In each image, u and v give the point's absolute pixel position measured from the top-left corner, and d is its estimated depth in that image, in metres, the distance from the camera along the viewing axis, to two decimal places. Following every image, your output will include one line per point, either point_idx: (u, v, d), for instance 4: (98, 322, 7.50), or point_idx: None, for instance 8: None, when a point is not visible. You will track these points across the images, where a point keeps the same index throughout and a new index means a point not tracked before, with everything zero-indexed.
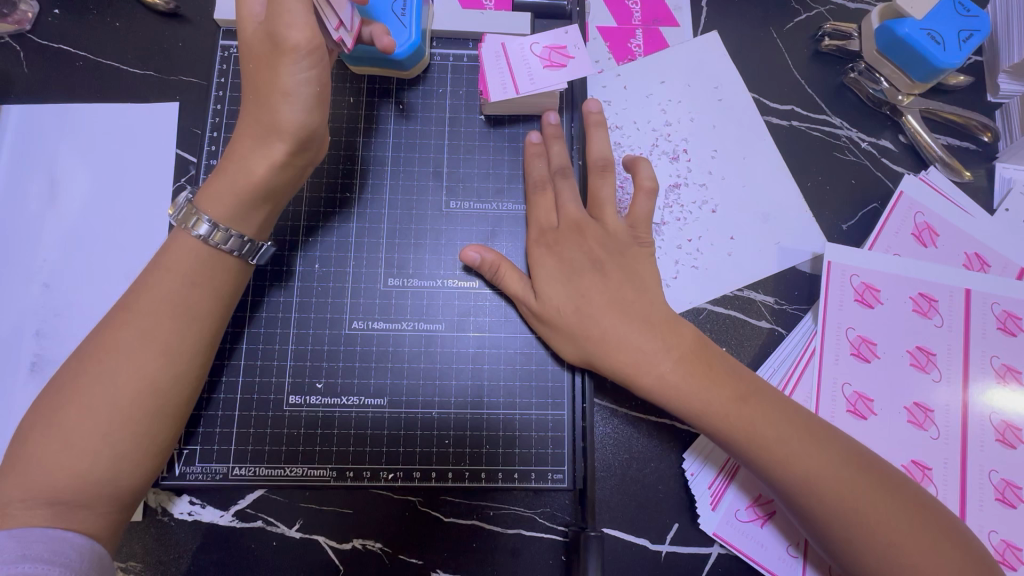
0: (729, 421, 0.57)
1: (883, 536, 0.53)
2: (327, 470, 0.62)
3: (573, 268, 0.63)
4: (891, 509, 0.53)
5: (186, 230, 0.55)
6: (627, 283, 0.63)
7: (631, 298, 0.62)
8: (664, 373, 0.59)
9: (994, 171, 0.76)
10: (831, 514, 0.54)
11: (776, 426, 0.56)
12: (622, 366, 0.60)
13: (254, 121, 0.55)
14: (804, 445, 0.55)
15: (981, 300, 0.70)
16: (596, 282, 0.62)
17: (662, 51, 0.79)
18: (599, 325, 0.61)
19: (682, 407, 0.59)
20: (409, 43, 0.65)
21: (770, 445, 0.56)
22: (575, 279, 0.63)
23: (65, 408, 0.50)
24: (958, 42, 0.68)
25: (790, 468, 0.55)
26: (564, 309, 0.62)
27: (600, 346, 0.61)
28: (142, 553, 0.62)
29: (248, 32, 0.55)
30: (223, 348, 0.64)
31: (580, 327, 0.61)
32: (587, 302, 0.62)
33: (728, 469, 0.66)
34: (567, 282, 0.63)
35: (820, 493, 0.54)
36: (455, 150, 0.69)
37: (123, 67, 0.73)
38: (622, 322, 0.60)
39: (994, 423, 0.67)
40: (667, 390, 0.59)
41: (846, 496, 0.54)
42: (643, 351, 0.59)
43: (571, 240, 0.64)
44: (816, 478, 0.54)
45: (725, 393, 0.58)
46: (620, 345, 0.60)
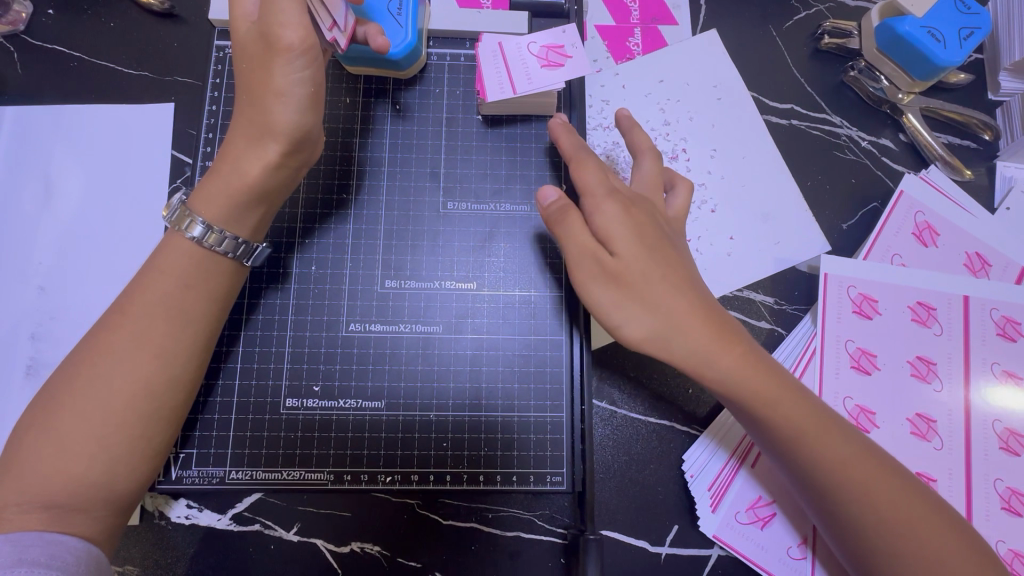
0: (795, 417, 0.54)
1: (932, 549, 0.50)
2: (324, 473, 0.62)
3: (650, 232, 0.55)
4: (939, 525, 0.52)
5: (180, 231, 0.55)
6: (693, 266, 0.58)
7: (700, 282, 0.57)
8: (733, 362, 0.54)
9: (995, 170, 0.75)
10: (879, 526, 0.51)
11: (832, 427, 0.54)
12: (699, 348, 0.54)
13: (247, 122, 0.55)
14: (858, 450, 0.53)
15: (980, 307, 0.70)
16: (673, 255, 0.56)
17: (661, 50, 0.78)
18: (678, 299, 0.54)
19: (748, 397, 0.54)
20: (405, 43, 0.64)
21: (829, 444, 0.53)
22: (654, 246, 0.55)
23: (60, 412, 0.49)
24: (958, 40, 0.68)
25: (843, 472, 0.52)
26: (649, 274, 0.54)
27: (670, 325, 0.54)
28: (139, 557, 0.62)
29: (242, 32, 0.55)
30: (219, 351, 0.63)
31: (653, 299, 0.54)
32: (664, 274, 0.54)
33: (735, 460, 0.66)
34: (647, 249, 0.55)
35: (872, 501, 0.52)
36: (452, 151, 0.69)
37: (117, 68, 0.73)
38: (695, 302, 0.55)
39: (997, 430, 0.67)
40: (736, 377, 0.54)
41: (897, 507, 0.52)
42: (715, 336, 0.54)
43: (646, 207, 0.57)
44: (868, 484, 0.52)
45: (787, 388, 0.55)
46: (693, 325, 0.54)
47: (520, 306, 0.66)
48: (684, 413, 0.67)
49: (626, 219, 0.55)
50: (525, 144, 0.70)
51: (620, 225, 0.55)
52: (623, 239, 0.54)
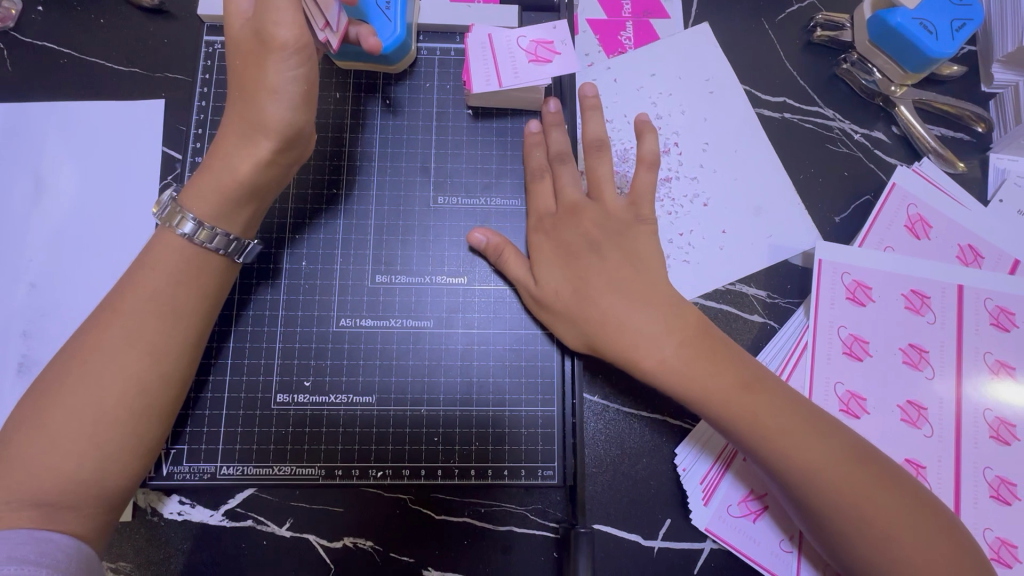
0: (737, 409, 0.56)
1: (880, 530, 0.52)
2: (315, 468, 0.62)
3: (574, 249, 0.63)
4: (890, 504, 0.53)
5: (171, 228, 0.55)
6: (629, 268, 0.62)
7: (634, 283, 0.61)
8: (668, 359, 0.58)
9: (988, 162, 0.75)
10: (830, 509, 0.53)
11: (778, 416, 0.56)
12: (623, 350, 0.59)
13: (240, 119, 0.55)
14: (804, 437, 0.55)
15: (973, 296, 0.70)
16: (596, 266, 0.62)
17: (652, 43, 0.78)
18: (605, 307, 0.60)
19: (686, 393, 0.58)
20: (394, 37, 0.64)
21: (773, 435, 0.55)
22: (577, 260, 0.63)
23: (50, 410, 0.49)
24: (950, 32, 0.68)
25: (790, 460, 0.54)
26: (563, 292, 0.62)
27: (603, 331, 0.60)
28: (132, 553, 0.62)
29: (237, 29, 0.55)
30: (210, 347, 0.63)
31: (581, 310, 0.61)
32: (588, 285, 0.61)
33: (723, 459, 0.65)
34: (565, 265, 0.63)
35: (823, 485, 0.54)
36: (443, 146, 0.69)
37: (108, 65, 0.73)
38: (624, 306, 0.60)
39: (989, 420, 0.67)
40: (673, 375, 0.58)
41: (847, 491, 0.53)
42: (644, 337, 0.59)
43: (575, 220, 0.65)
44: (817, 471, 0.54)
45: (727, 379, 0.57)
46: (623, 329, 0.59)
47: (511, 300, 0.66)
48: (677, 406, 0.67)
49: (551, 241, 0.64)
50: (516, 138, 0.69)
51: (546, 248, 0.64)
52: (548, 260, 0.63)
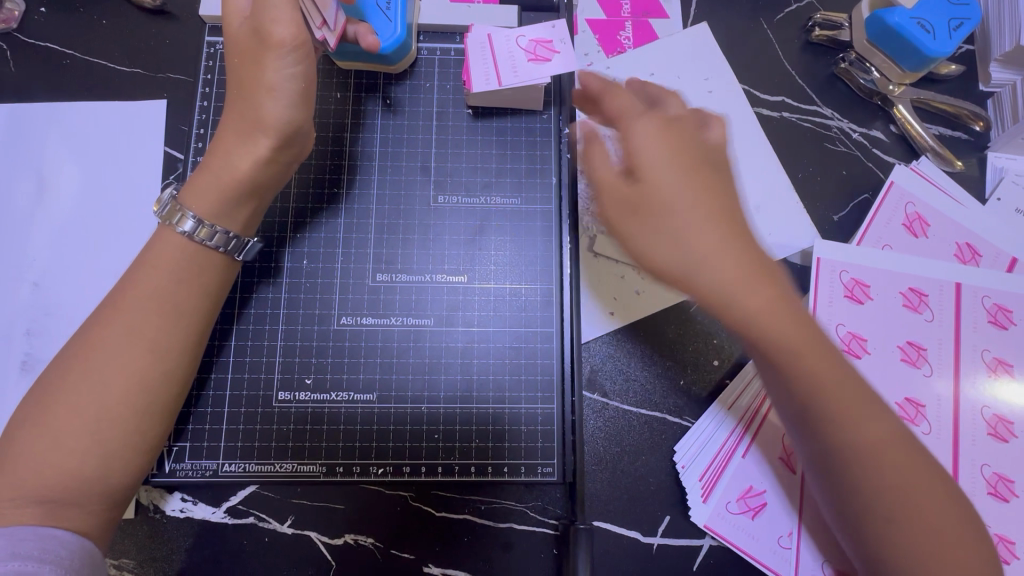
0: (821, 372, 0.48)
1: (930, 534, 0.48)
2: (316, 465, 0.62)
3: (668, 163, 0.50)
4: (945, 509, 0.49)
5: (171, 226, 0.55)
6: (727, 196, 0.51)
7: (731, 213, 0.50)
8: (763, 303, 0.48)
9: (986, 161, 0.75)
10: (885, 505, 0.48)
11: (853, 391, 0.49)
12: (719, 283, 0.48)
13: (239, 117, 0.55)
14: (874, 419, 0.49)
15: (971, 294, 0.70)
16: (696, 180, 0.50)
17: (651, 43, 0.78)
18: (699, 231, 0.49)
19: (777, 342, 0.48)
20: (394, 37, 0.64)
21: (846, 413, 0.49)
22: (676, 172, 0.50)
23: (53, 407, 0.50)
24: (947, 31, 0.68)
25: (860, 443, 0.49)
26: (667, 200, 0.49)
27: (689, 258, 0.48)
28: (135, 550, 0.62)
29: (235, 28, 0.55)
30: (212, 345, 0.64)
31: (662, 231, 0.49)
32: (682, 204, 0.49)
33: (745, 429, 0.66)
34: (675, 167, 0.50)
35: (885, 478, 0.48)
36: (443, 145, 0.69)
37: (110, 65, 0.73)
38: (721, 237, 0.49)
39: (987, 417, 0.67)
40: (769, 319, 0.48)
41: (908, 485, 0.49)
42: (745, 271, 0.48)
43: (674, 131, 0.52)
44: (882, 461, 0.49)
45: (817, 340, 0.49)
46: (719, 261, 0.48)
47: (511, 298, 0.66)
48: (675, 404, 0.68)
49: (650, 143, 0.51)
50: (516, 137, 0.70)
51: (642, 157, 0.50)
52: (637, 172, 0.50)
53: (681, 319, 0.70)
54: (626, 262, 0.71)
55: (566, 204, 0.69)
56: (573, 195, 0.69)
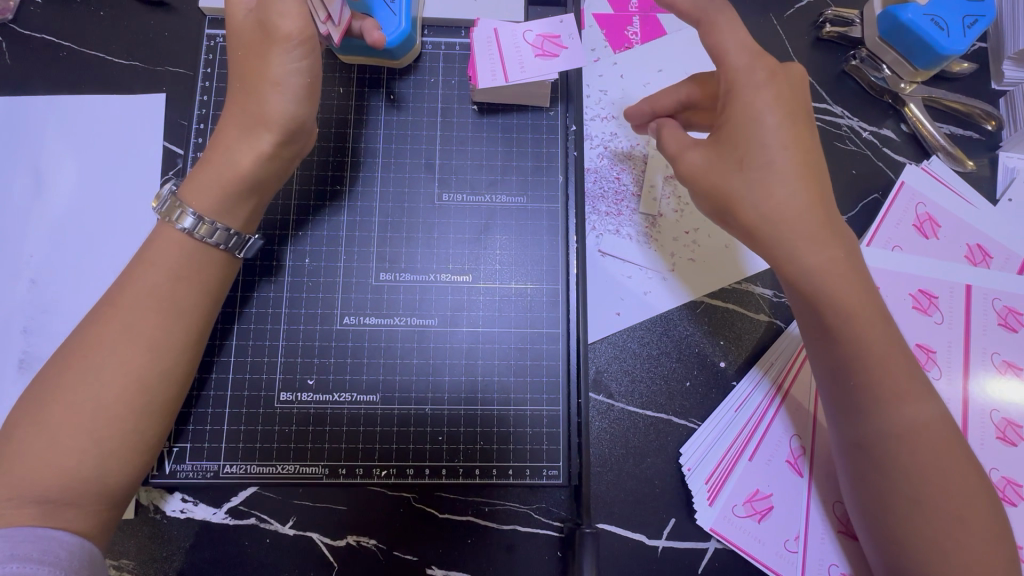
0: (871, 330, 0.52)
1: (948, 506, 0.51)
2: (319, 467, 0.61)
3: (771, 122, 0.52)
4: (968, 489, 0.51)
5: (170, 223, 0.54)
6: (820, 166, 0.54)
7: (821, 180, 0.53)
8: (825, 263, 0.52)
9: (997, 161, 0.74)
10: (907, 468, 0.51)
11: (899, 358, 0.53)
12: (788, 233, 0.52)
13: (241, 111, 0.54)
14: (918, 389, 0.52)
15: (982, 296, 0.69)
16: (792, 139, 0.53)
17: (660, 38, 0.77)
18: (782, 188, 0.52)
19: (832, 296, 0.52)
20: (399, 31, 0.63)
21: (887, 376, 0.52)
22: (781, 130, 0.52)
23: (50, 406, 0.49)
24: (962, 29, 0.67)
25: (895, 403, 0.52)
26: (752, 152, 0.52)
27: (763, 212, 0.52)
28: (135, 551, 0.62)
29: (238, 19, 0.54)
30: (213, 344, 0.63)
31: (741, 184, 0.53)
32: (775, 163, 0.52)
33: (766, 409, 0.67)
34: (773, 123, 0.52)
35: (915, 444, 0.51)
36: (447, 142, 0.68)
37: (108, 58, 0.72)
38: (804, 199, 0.52)
39: (996, 420, 0.66)
40: (828, 275, 0.52)
41: (935, 457, 0.51)
42: (817, 227, 0.52)
43: (789, 93, 0.53)
44: (913, 426, 0.52)
45: (875, 303, 0.53)
46: (794, 218, 0.52)
47: (515, 299, 0.65)
48: (681, 406, 0.67)
49: (760, 98, 0.52)
50: (522, 134, 0.69)
51: (747, 112, 0.52)
52: (733, 127, 0.53)
53: (688, 319, 0.69)
54: (634, 262, 0.70)
55: (572, 203, 0.67)
56: (579, 193, 0.67)
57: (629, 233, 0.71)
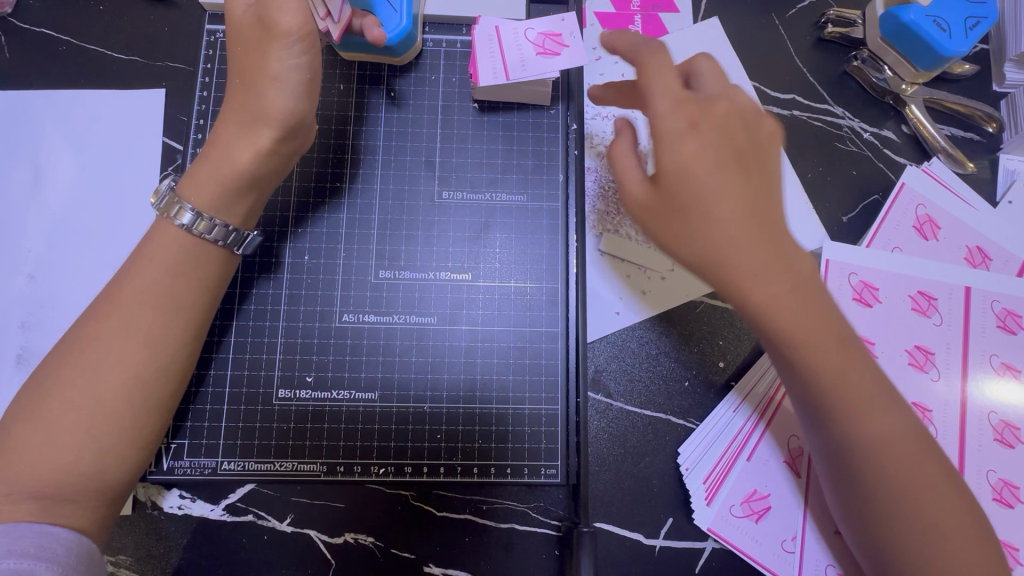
0: (835, 361, 0.49)
1: (925, 514, 0.50)
2: (317, 465, 0.61)
3: (704, 162, 0.47)
4: (944, 495, 0.51)
5: (169, 219, 0.54)
6: (763, 192, 0.49)
7: (767, 212, 0.48)
8: (784, 302, 0.47)
9: (998, 163, 0.74)
10: (885, 483, 0.50)
11: (867, 379, 0.50)
12: (739, 280, 0.47)
13: (240, 106, 0.54)
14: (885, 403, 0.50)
15: (981, 298, 0.69)
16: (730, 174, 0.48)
17: (661, 37, 0.77)
18: (726, 230, 0.47)
19: (792, 337, 0.48)
20: (399, 28, 0.62)
21: (854, 401, 0.49)
22: (715, 166, 0.48)
23: (48, 401, 0.49)
24: (964, 30, 0.67)
25: (863, 424, 0.50)
26: (691, 196, 0.47)
27: (711, 259, 0.47)
28: (132, 547, 0.62)
29: (238, 14, 0.54)
30: (211, 341, 0.63)
31: (684, 230, 0.48)
32: (717, 204, 0.47)
33: (758, 417, 0.66)
34: (707, 161, 0.47)
35: (886, 459, 0.50)
36: (448, 140, 0.68)
37: (107, 53, 0.72)
38: (751, 239, 0.47)
39: (993, 422, 0.66)
40: (787, 316, 0.47)
41: (909, 467, 0.50)
42: (769, 267, 0.47)
43: (715, 120, 0.49)
44: (884, 442, 0.50)
45: (835, 335, 0.49)
46: (743, 262, 0.47)
47: (515, 297, 0.65)
48: (680, 406, 0.67)
49: (692, 134, 0.48)
50: (522, 132, 0.68)
51: (679, 153, 0.47)
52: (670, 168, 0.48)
53: (686, 321, 0.69)
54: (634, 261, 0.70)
55: (572, 202, 0.67)
56: (579, 192, 0.67)
57: (628, 233, 0.71)
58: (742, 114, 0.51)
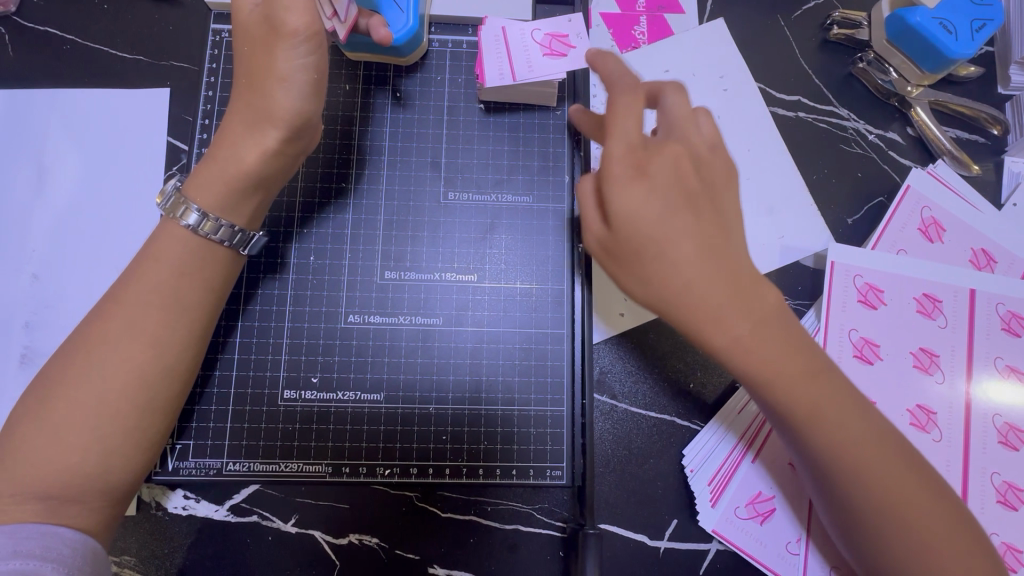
0: (801, 391, 0.48)
1: (918, 534, 0.49)
2: (323, 465, 0.61)
3: (653, 208, 0.47)
4: (935, 514, 0.49)
5: (175, 219, 0.53)
6: (716, 227, 0.48)
7: (722, 249, 0.48)
8: (743, 337, 0.47)
9: (1002, 166, 0.74)
10: (877, 506, 0.49)
11: (840, 403, 0.49)
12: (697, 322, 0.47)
13: (247, 106, 0.54)
14: (861, 426, 0.49)
15: (986, 301, 0.69)
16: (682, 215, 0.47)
17: (667, 38, 0.77)
18: (681, 274, 0.47)
19: (755, 370, 0.48)
20: (406, 28, 0.62)
21: (828, 427, 0.49)
22: (665, 211, 0.47)
23: (53, 402, 0.49)
24: (970, 32, 0.67)
25: (839, 449, 0.49)
26: (646, 244, 0.47)
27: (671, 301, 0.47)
28: (136, 547, 0.62)
29: (245, 13, 0.54)
30: (216, 342, 0.62)
31: (643, 275, 0.48)
32: (672, 248, 0.47)
33: (748, 439, 0.65)
34: (658, 206, 0.47)
35: (868, 482, 0.49)
36: (454, 141, 0.68)
37: (111, 52, 0.71)
38: (706, 279, 0.47)
39: (997, 425, 0.66)
40: (749, 347, 0.47)
41: (895, 488, 0.49)
42: (727, 305, 0.47)
43: (666, 162, 0.48)
44: (864, 464, 0.49)
45: (801, 365, 0.48)
46: (702, 302, 0.47)
47: (521, 299, 0.65)
48: (685, 407, 0.67)
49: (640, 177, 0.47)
50: (528, 133, 0.68)
51: (631, 200, 0.46)
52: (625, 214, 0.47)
53: None
54: None
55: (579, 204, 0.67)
56: None
57: None
58: (692, 150, 0.50)
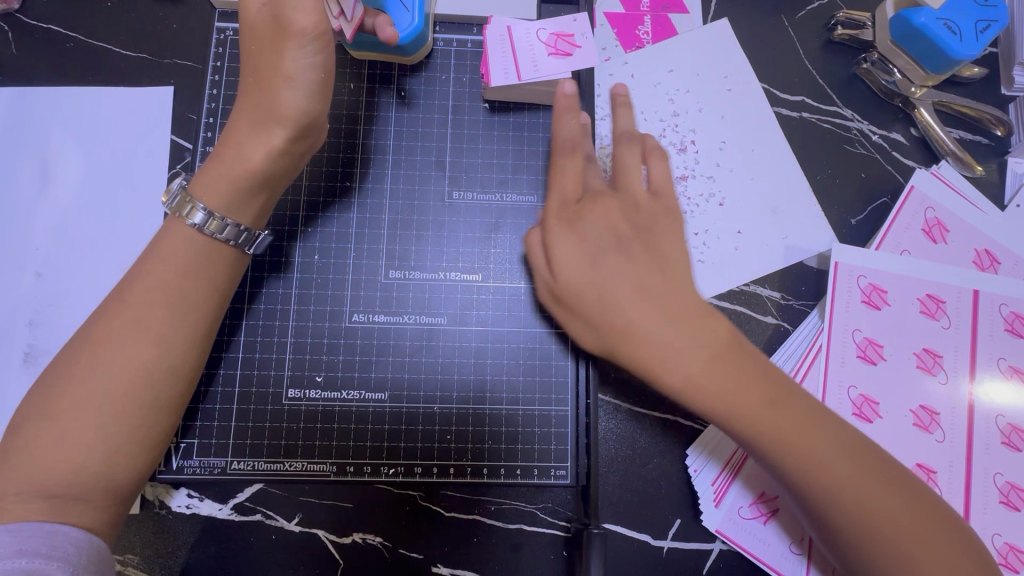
0: (760, 419, 0.51)
1: (903, 554, 0.49)
2: (327, 464, 0.61)
3: (586, 262, 0.55)
4: (918, 534, 0.49)
5: (181, 218, 0.54)
6: (654, 270, 0.55)
7: (662, 289, 0.54)
8: (694, 372, 0.51)
9: (1006, 167, 0.74)
10: (861, 527, 0.49)
11: (805, 427, 0.51)
12: (643, 361, 0.52)
13: (253, 105, 0.54)
14: (832, 448, 0.50)
15: (989, 302, 0.69)
16: (614, 263, 0.55)
17: (671, 39, 0.77)
18: (624, 316, 0.53)
19: (709, 403, 0.51)
20: (411, 27, 0.62)
21: (795, 451, 0.50)
22: (597, 263, 0.55)
23: (58, 400, 0.49)
24: (975, 33, 0.67)
25: (810, 474, 0.50)
26: (586, 293, 0.55)
27: (622, 342, 0.53)
28: (140, 546, 0.62)
29: (252, 12, 0.54)
30: (220, 341, 0.62)
31: (593, 321, 0.55)
32: (610, 294, 0.54)
33: (732, 466, 0.65)
34: (590, 259, 0.55)
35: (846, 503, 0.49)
36: (458, 140, 0.68)
37: (115, 49, 0.71)
38: (649, 318, 0.53)
39: (1000, 426, 0.67)
40: (702, 380, 0.51)
41: (874, 508, 0.49)
42: (672, 342, 0.52)
43: (599, 217, 0.57)
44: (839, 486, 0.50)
45: (758, 395, 0.51)
46: (647, 341, 0.52)
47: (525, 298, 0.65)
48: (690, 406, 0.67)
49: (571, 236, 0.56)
50: (532, 133, 0.68)
51: (567, 256, 0.56)
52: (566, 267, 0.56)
53: None
54: None
55: None
56: None
57: None
58: (627, 202, 0.58)
